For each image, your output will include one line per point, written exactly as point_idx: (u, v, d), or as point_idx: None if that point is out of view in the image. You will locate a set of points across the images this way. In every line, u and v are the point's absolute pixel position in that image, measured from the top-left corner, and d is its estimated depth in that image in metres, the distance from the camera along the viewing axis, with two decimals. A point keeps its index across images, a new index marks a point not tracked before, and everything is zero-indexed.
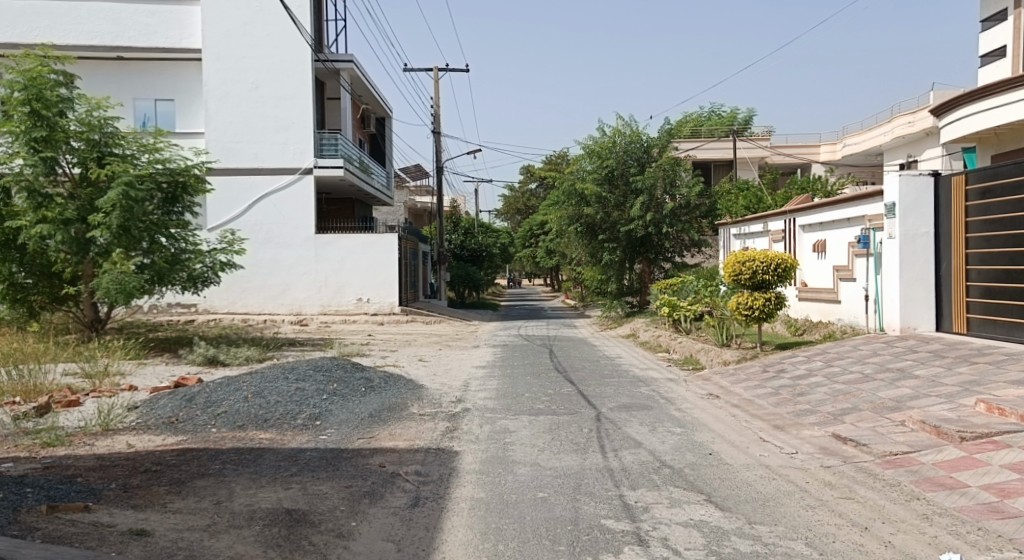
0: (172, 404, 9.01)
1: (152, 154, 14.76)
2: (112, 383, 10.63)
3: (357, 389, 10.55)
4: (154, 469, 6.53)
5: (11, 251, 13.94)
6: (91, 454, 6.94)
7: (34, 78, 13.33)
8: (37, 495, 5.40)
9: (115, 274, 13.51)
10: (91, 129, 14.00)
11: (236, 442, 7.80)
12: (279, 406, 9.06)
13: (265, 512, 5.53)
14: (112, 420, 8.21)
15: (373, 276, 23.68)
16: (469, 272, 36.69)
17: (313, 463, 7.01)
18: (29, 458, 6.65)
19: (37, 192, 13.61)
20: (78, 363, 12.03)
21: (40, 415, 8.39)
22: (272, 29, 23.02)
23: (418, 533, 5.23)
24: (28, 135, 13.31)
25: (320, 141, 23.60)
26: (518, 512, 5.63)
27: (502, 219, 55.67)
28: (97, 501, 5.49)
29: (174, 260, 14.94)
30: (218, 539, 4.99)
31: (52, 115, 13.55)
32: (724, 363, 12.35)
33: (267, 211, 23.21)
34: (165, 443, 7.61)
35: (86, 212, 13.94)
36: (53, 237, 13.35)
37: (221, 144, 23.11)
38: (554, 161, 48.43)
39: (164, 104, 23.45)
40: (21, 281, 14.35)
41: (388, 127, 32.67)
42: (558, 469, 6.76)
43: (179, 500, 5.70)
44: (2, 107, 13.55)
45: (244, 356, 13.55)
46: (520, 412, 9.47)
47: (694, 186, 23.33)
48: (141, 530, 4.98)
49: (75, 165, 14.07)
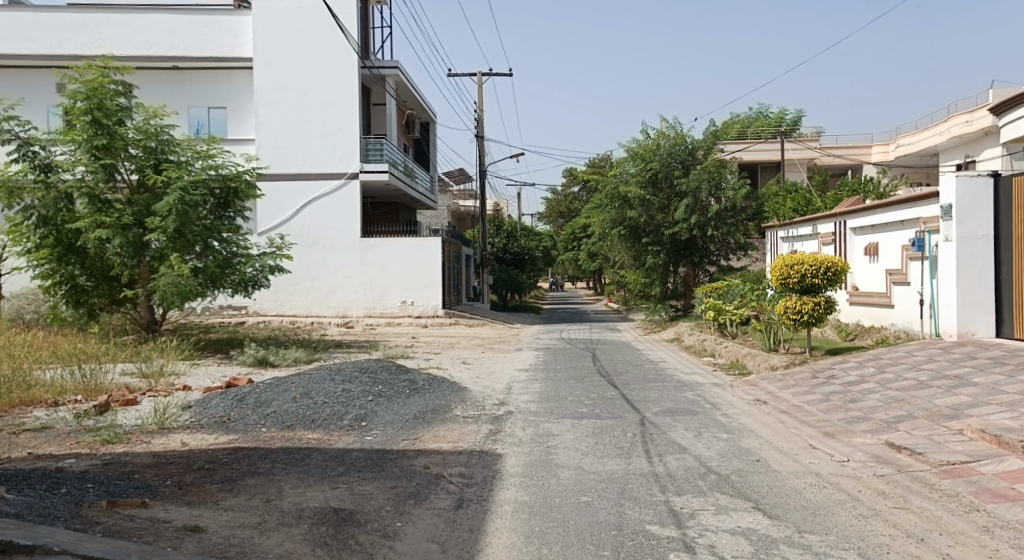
0: (225, 404, 9.22)
1: (206, 160, 15.13)
2: (167, 383, 10.94)
3: (401, 390, 10.68)
4: (207, 466, 6.69)
5: (73, 256, 14.52)
6: (148, 452, 7.15)
7: (95, 88, 13.81)
8: (98, 490, 5.59)
9: (172, 277, 13.86)
10: (148, 136, 14.49)
11: (286, 441, 7.95)
12: (326, 407, 9.21)
13: (313, 511, 5.62)
14: (167, 419, 8.45)
15: (416, 278, 23.87)
16: (512, 275, 36.84)
17: (358, 463, 7.11)
18: (90, 454, 6.88)
19: (97, 198, 14.16)
20: (136, 363, 12.41)
21: (100, 413, 8.67)
22: (320, 36, 23.39)
23: (462, 535, 5.27)
24: (89, 143, 13.84)
25: (366, 146, 23.92)
26: (562, 516, 5.63)
27: (544, 222, 55.61)
28: (154, 497, 5.66)
29: (226, 264, 15.26)
30: (268, 536, 5.09)
31: (113, 124, 14.05)
32: (772, 368, 12.17)
33: (314, 215, 23.61)
34: (218, 442, 7.79)
35: (143, 217, 14.37)
36: (111, 241, 13.83)
37: (271, 149, 23.58)
38: (598, 164, 48.26)
39: (217, 112, 24.00)
40: (82, 284, 14.91)
41: (433, 131, 33.00)
42: (601, 474, 6.74)
43: (231, 498, 5.83)
44: (65, 116, 14.13)
45: (293, 357, 13.81)
46: (563, 415, 9.48)
47: (741, 188, 23.03)
48: (195, 526, 5.10)
49: (133, 172, 14.53)
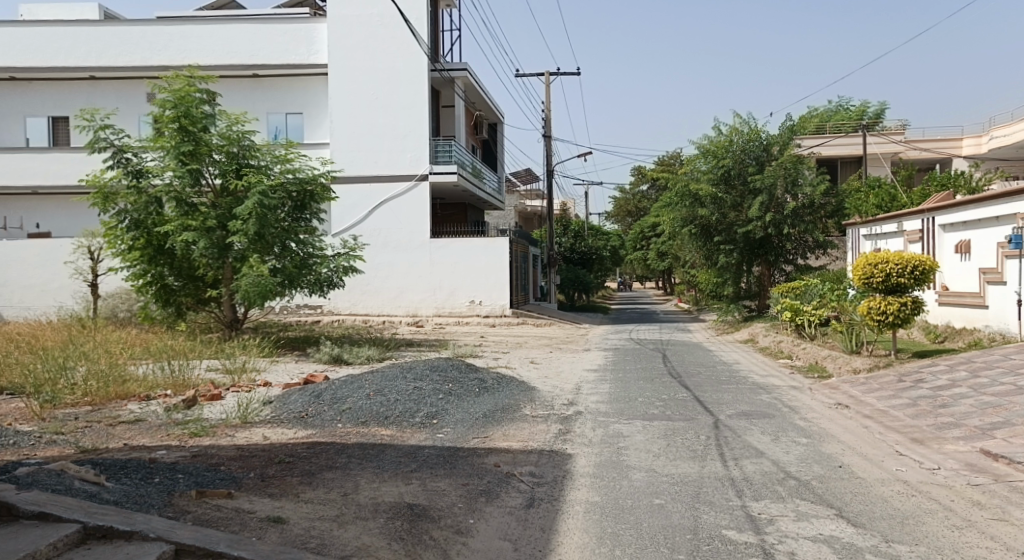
0: (302, 400, 9.47)
1: (284, 164, 15.52)
2: (249, 379, 11.32)
3: (471, 389, 10.75)
4: (287, 460, 6.88)
5: (162, 257, 15.19)
6: (232, 445, 7.40)
7: (182, 97, 14.43)
8: (187, 480, 5.81)
9: (252, 277, 14.35)
10: (231, 142, 15.01)
11: (360, 437, 8.10)
12: (398, 405, 9.34)
13: (388, 506, 5.71)
14: (249, 413, 8.73)
15: (485, 278, 23.99)
16: (579, 275, 36.69)
17: (431, 460, 7.18)
18: (179, 447, 7.17)
19: (184, 202, 14.79)
20: (220, 359, 12.88)
21: (188, 407, 9.03)
22: (392, 42, 23.78)
23: (534, 534, 5.26)
24: (177, 150, 14.48)
25: (435, 147, 24.20)
26: (635, 518, 5.56)
27: (613, 221, 55.20)
28: (239, 488, 5.86)
29: (303, 264, 15.68)
30: (346, 529, 5.19)
31: (198, 131, 14.67)
32: (853, 371, 11.74)
33: (386, 216, 24.03)
34: (297, 437, 8.01)
35: (226, 220, 14.93)
36: (197, 243, 14.42)
37: (344, 153, 24.09)
38: (668, 162, 47.59)
39: (294, 117, 24.77)
40: (170, 284, 15.57)
41: (501, 132, 33.15)
42: (675, 476, 6.62)
43: (310, 490, 5.98)
44: (155, 124, 14.81)
45: (366, 355, 14.09)
46: (634, 416, 9.37)
47: (819, 185, 22.28)
48: (277, 517, 5.25)
49: (217, 176, 15.11)
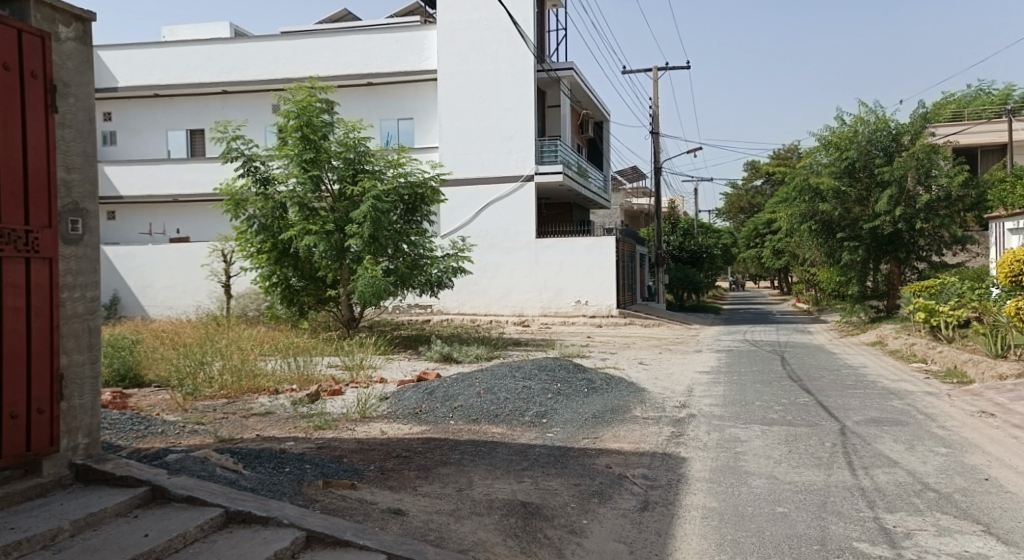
0: (416, 396, 9.68)
1: (397, 168, 16.07)
2: (366, 375, 11.71)
3: (579, 389, 10.67)
4: (404, 454, 7.04)
5: (287, 258, 15.95)
6: (353, 438, 7.65)
7: (304, 107, 15.01)
8: (314, 470, 6.04)
9: (368, 278, 14.82)
10: (348, 149, 15.56)
11: (472, 434, 8.19)
12: (508, 403, 9.38)
13: (501, 502, 5.72)
14: (368, 408, 9.01)
15: (590, 278, 23.81)
16: (689, 274, 35.94)
17: (542, 459, 7.16)
18: (305, 438, 7.49)
19: (306, 207, 15.52)
20: (340, 357, 13.39)
21: (312, 400, 9.41)
22: (499, 45, 24.06)
23: (650, 537, 5.13)
24: (300, 157, 15.19)
25: (541, 148, 24.28)
26: (756, 526, 5.33)
27: (724, 218, 53.71)
28: (361, 480, 6.04)
29: (414, 265, 16.07)
30: (463, 523, 5.24)
31: (319, 139, 15.29)
32: (998, 377, 10.83)
33: (494, 217, 24.31)
34: (413, 432, 8.19)
35: (343, 223, 15.50)
36: (317, 246, 15.08)
37: (452, 156, 24.50)
38: (785, 155, 45.77)
39: (406, 123, 25.54)
40: (294, 285, 16.32)
41: (607, 130, 32.85)
42: (798, 484, 6.30)
43: (426, 485, 6.09)
44: (280, 133, 15.56)
45: (475, 354, 14.28)
46: (751, 420, 9.01)
47: (957, 175, 20.70)
48: (398, 509, 5.37)
49: (335, 182, 15.71)
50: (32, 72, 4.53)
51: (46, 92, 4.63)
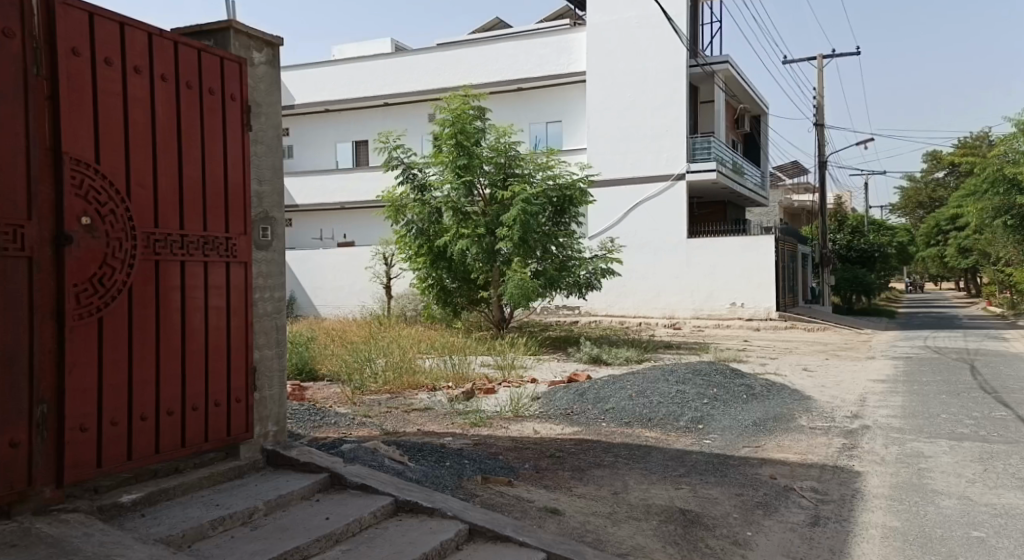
0: (568, 397, 9.62)
1: (546, 171, 16.15)
2: (518, 375, 11.80)
3: (739, 395, 10.17)
4: (558, 454, 6.99)
5: (441, 261, 16.44)
6: (508, 436, 7.72)
7: (458, 115, 15.67)
8: (472, 466, 6.13)
9: (517, 280, 14.96)
10: (499, 153, 15.82)
11: (626, 437, 8.01)
12: (662, 407, 9.10)
13: (660, 508, 5.52)
14: (521, 408, 9.04)
15: (748, 280, 22.76)
16: (859, 275, 33.57)
17: (701, 465, 6.87)
18: (462, 435, 7.64)
19: (460, 211, 15.96)
20: (492, 356, 13.60)
21: (467, 398, 9.62)
22: (650, 41, 23.58)
23: (823, 555, 4.75)
24: (453, 164, 15.64)
25: (693, 145, 23.56)
26: (947, 550, 4.79)
27: (899, 214, 49.72)
28: (518, 477, 6.05)
29: (563, 267, 16.02)
30: (620, 527, 5.10)
31: (472, 145, 15.74)
32: None
33: (643, 218, 23.87)
34: (566, 433, 8.13)
35: (494, 227, 15.74)
36: (470, 249, 15.47)
37: (601, 157, 24.33)
38: (971, 144, 41.62)
39: (555, 125, 25.65)
40: (448, 286, 16.74)
41: (765, 123, 31.36)
42: (996, 507, 5.62)
43: (582, 486, 6.00)
44: (436, 141, 16.07)
45: (625, 357, 14.01)
46: (937, 435, 8.18)
47: None
48: (555, 508, 5.32)
49: (487, 187, 16.06)
50: (232, 95, 4.90)
51: (243, 112, 5.00)
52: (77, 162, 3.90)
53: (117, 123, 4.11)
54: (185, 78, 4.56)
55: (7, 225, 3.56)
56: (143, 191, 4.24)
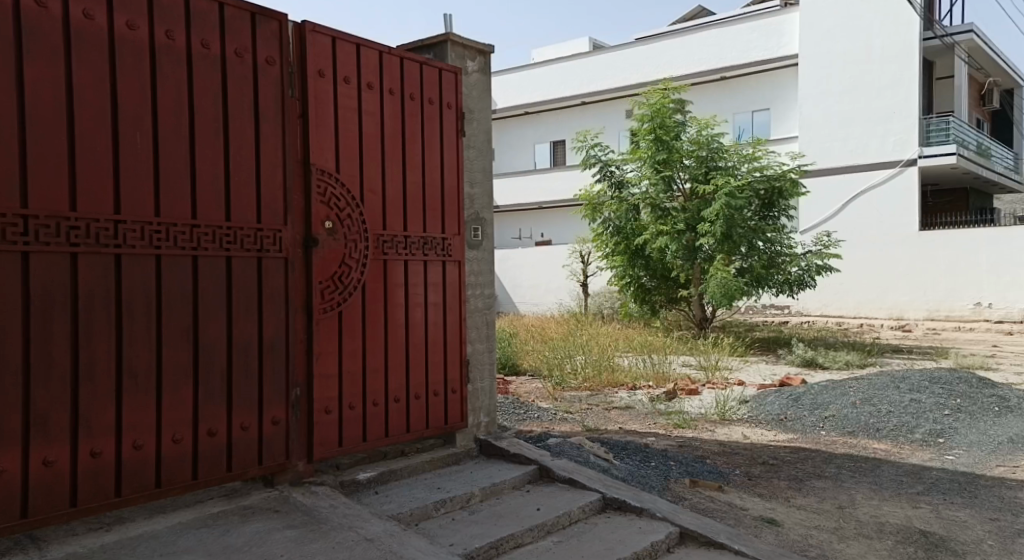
0: (781, 402, 9.07)
1: (752, 163, 15.30)
2: (723, 376, 11.32)
3: (987, 407, 9.00)
4: (772, 462, 6.61)
5: (638, 259, 16.19)
6: (715, 440, 7.43)
7: (658, 110, 15.38)
8: (680, 468, 5.97)
9: (719, 278, 14.37)
10: (701, 147, 15.31)
11: (849, 448, 7.38)
12: (891, 418, 8.27)
13: (895, 527, 5.02)
14: (728, 411, 8.66)
15: (997, 275, 19.44)
16: None
17: (941, 484, 6.16)
18: (666, 435, 7.47)
19: (659, 207, 15.63)
20: (695, 356, 13.15)
21: (670, 398, 9.41)
22: (876, 15, 21.34)
23: None
24: (652, 159, 15.38)
25: (926, 127, 21.03)
26: None
27: None
28: (729, 483, 5.80)
29: (771, 263, 15.06)
30: (848, 544, 4.71)
31: (671, 139, 15.40)
32: None
33: (864, 210, 21.63)
34: (778, 440, 7.67)
35: (695, 222, 15.20)
36: (669, 247, 15.12)
37: (815, 145, 22.56)
38: None
39: (761, 114, 24.39)
40: (646, 284, 16.40)
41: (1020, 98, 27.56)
42: None
43: (801, 497, 5.61)
44: (634, 138, 15.98)
45: (844, 360, 12.79)
46: None
47: None
48: (772, 518, 5.03)
49: (687, 181, 15.60)
50: (449, 104, 5.12)
51: (459, 119, 5.21)
52: (321, 171, 4.26)
53: (353, 136, 4.46)
54: (409, 90, 4.84)
55: (269, 229, 3.98)
56: (374, 197, 4.57)
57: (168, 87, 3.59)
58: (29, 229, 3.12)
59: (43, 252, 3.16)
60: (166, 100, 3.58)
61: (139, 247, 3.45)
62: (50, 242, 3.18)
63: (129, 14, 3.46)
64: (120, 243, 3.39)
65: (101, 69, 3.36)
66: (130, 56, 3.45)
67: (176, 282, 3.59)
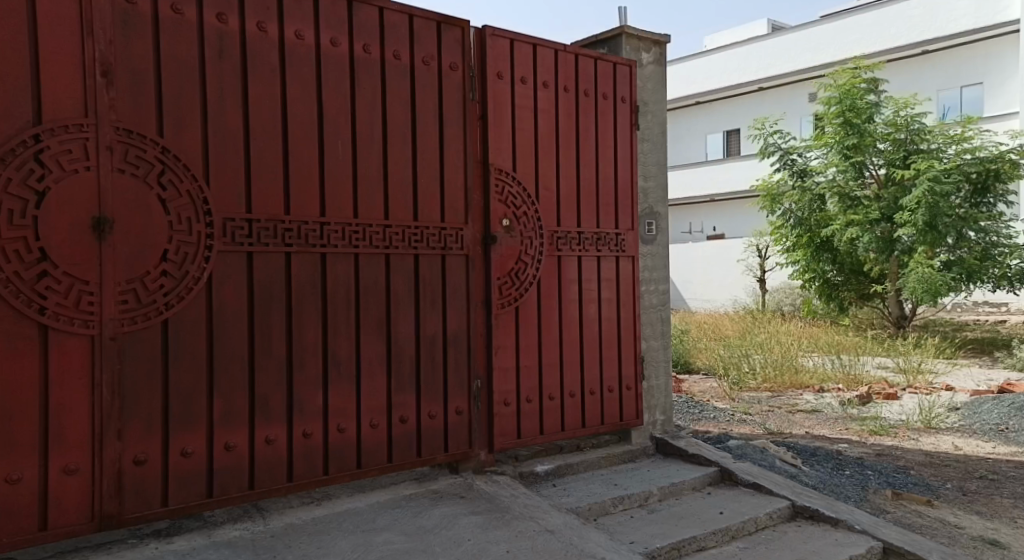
0: (1001, 411, 8.08)
1: (961, 144, 13.75)
2: (928, 381, 10.22)
3: None
4: (991, 477, 5.90)
5: (824, 252, 15.06)
6: (919, 450, 6.76)
7: (848, 90, 14.35)
8: (880, 479, 5.48)
9: (921, 273, 13.04)
10: (898, 129, 14.05)
11: None
12: None
13: None
14: (934, 419, 7.85)
15: None
16: None
17: None
18: (861, 443, 6.90)
19: (848, 196, 14.48)
20: (893, 358, 12.02)
21: (864, 403, 8.71)
22: None
23: None
24: (841, 144, 14.36)
25: None
26: None
27: None
28: (938, 498, 5.25)
29: (986, 256, 13.24)
30: None
31: (863, 122, 14.27)
32: None
33: None
34: (997, 453, 6.84)
35: (893, 211, 13.92)
36: (862, 238, 13.97)
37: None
38: None
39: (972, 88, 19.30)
40: (832, 279, 15.28)
41: None
42: None
43: None
44: (820, 122, 15.05)
45: None
46: None
47: None
48: (993, 540, 4.49)
49: (882, 167, 14.34)
50: (623, 97, 5.02)
51: (633, 113, 5.09)
52: (499, 171, 4.33)
53: (530, 134, 4.50)
54: (584, 86, 4.81)
55: (452, 227, 4.12)
56: (549, 194, 4.59)
57: (364, 96, 3.79)
58: (253, 231, 3.40)
59: (263, 252, 3.44)
60: (362, 109, 3.79)
61: (340, 247, 3.68)
62: (269, 242, 3.45)
63: (333, 31, 3.69)
64: (325, 243, 3.63)
65: (309, 83, 3.61)
66: (332, 69, 3.68)
67: (371, 279, 3.80)
